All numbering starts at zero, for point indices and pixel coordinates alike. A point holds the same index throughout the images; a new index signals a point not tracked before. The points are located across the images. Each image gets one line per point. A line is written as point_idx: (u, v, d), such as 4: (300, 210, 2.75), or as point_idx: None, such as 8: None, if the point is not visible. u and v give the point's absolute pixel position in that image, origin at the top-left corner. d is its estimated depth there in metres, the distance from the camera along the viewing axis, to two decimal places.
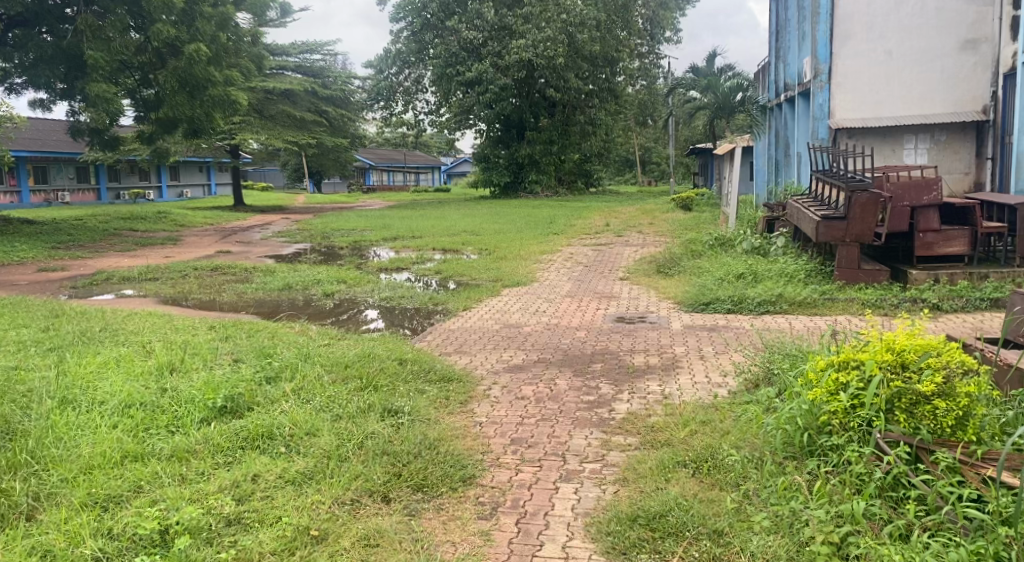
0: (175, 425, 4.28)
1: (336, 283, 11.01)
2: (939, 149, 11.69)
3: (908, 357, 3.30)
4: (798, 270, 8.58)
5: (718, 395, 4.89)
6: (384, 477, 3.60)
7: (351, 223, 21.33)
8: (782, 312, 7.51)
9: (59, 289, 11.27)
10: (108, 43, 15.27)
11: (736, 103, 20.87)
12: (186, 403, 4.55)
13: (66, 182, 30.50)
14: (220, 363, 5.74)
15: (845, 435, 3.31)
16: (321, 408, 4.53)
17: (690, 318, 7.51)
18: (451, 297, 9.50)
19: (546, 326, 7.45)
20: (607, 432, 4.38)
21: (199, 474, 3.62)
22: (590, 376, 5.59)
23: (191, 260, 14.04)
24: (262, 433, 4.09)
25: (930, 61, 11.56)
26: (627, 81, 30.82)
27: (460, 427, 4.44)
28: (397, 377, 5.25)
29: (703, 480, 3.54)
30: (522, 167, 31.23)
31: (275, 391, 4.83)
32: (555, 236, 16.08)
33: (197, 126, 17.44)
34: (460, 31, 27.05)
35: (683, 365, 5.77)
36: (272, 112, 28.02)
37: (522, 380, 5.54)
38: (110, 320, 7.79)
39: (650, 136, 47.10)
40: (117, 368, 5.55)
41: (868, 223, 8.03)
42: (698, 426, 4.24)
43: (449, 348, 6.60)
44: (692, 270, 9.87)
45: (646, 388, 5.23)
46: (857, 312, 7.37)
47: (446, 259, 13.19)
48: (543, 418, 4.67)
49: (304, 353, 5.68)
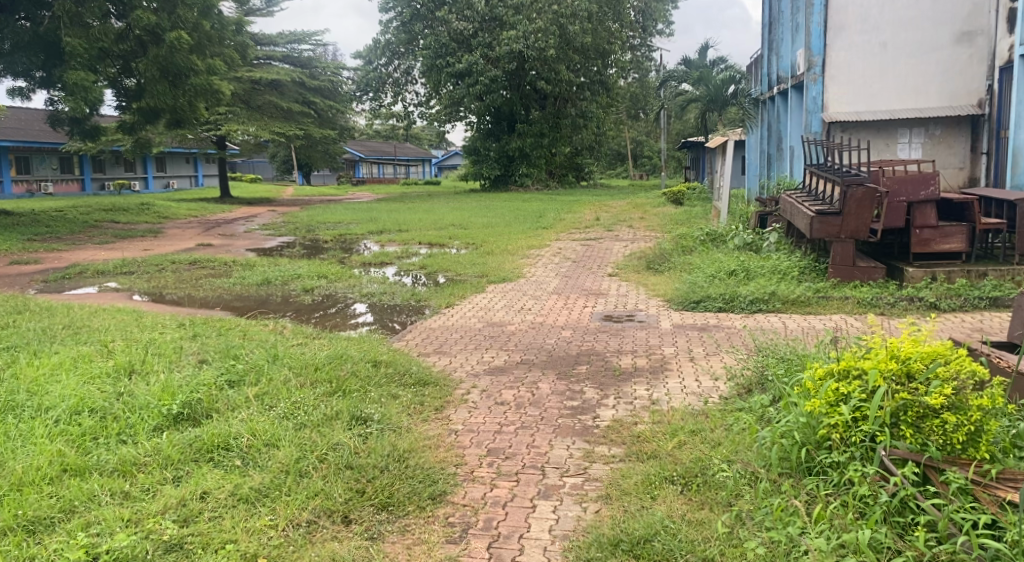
0: (124, 435, 3.99)
1: (317, 278, 10.69)
2: (933, 144, 11.44)
3: (914, 365, 3.02)
4: (791, 267, 8.31)
5: (710, 402, 4.61)
6: (346, 494, 3.33)
7: (337, 215, 20.93)
8: (775, 311, 7.25)
9: (30, 282, 10.93)
10: (87, 30, 14.90)
11: (728, 97, 20.62)
12: (139, 410, 4.27)
13: (49, 173, 29.98)
14: (184, 364, 5.44)
15: (846, 451, 3.03)
16: (284, 415, 4.22)
17: (680, 317, 7.24)
18: (434, 293, 9.20)
19: (531, 325, 7.15)
20: (590, 441, 4.11)
21: (144, 491, 3.34)
22: (575, 379, 5.30)
23: (170, 254, 13.69)
24: (218, 443, 3.80)
25: (925, 54, 11.35)
26: (619, 74, 30.55)
27: (434, 436, 4.15)
28: (370, 381, 4.95)
29: (692, 499, 3.26)
30: (513, 160, 30.80)
31: (237, 395, 4.53)
32: (543, 231, 15.80)
33: (179, 116, 17.04)
34: (450, 22, 26.90)
35: (673, 368, 5.51)
36: (259, 103, 27.62)
37: (503, 383, 5.25)
38: (74, 317, 7.45)
39: (642, 129, 46.89)
40: (73, 369, 5.25)
41: (864, 218, 7.77)
42: (688, 436, 3.97)
43: (428, 348, 6.32)
44: (682, 267, 9.57)
45: (632, 393, 4.95)
46: (851, 311, 7.13)
47: (432, 254, 12.90)
48: (522, 426, 4.38)
49: (273, 353, 5.40)
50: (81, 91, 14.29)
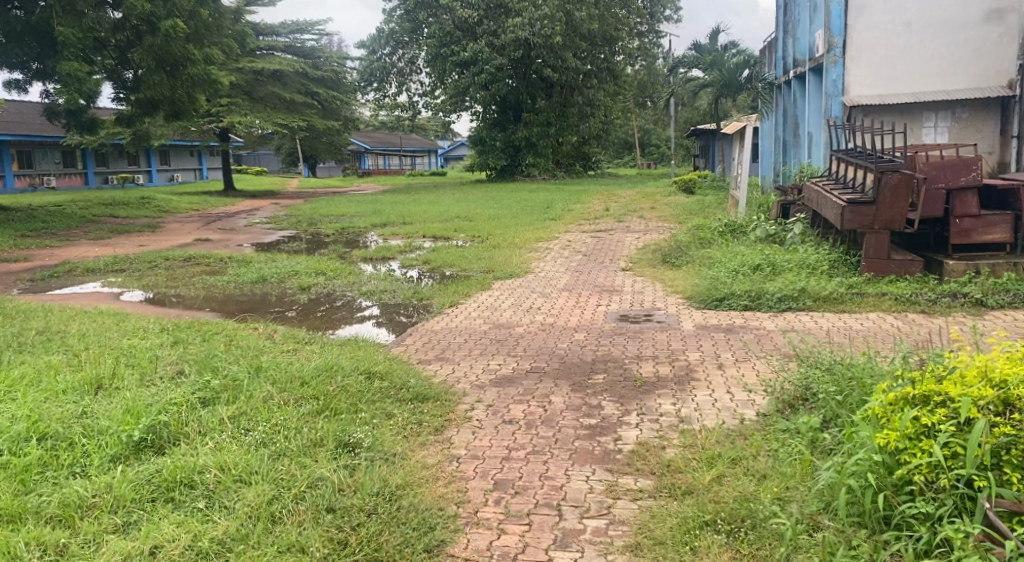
0: (78, 467, 3.47)
1: (314, 275, 10.17)
2: (960, 127, 10.80)
3: (1017, 392, 2.51)
4: (820, 261, 7.72)
5: (747, 421, 4.04)
6: (325, 548, 2.81)
7: (340, 209, 20.40)
8: (806, 309, 6.67)
9: (16, 282, 10.42)
10: (80, 19, 14.28)
11: (742, 82, 19.73)
12: (98, 435, 3.75)
13: (50, 167, 29.54)
14: (158, 376, 4.91)
15: (936, 500, 2.50)
16: (262, 443, 3.68)
17: (703, 316, 6.67)
18: (437, 291, 8.58)
19: (540, 326, 6.59)
20: (613, 471, 3.55)
21: (85, 545, 2.83)
22: (592, 391, 4.74)
23: (164, 249, 13.16)
24: (181, 479, 3.26)
25: (952, 33, 10.70)
26: (626, 62, 29.91)
27: (432, 465, 3.61)
28: (362, 398, 4.41)
29: (739, 554, 2.75)
30: (519, 150, 30.15)
31: (210, 416, 3.99)
32: (551, 223, 15.19)
33: (178, 108, 16.50)
34: (455, 10, 26.21)
35: (699, 378, 4.92)
36: (261, 94, 26.99)
37: (511, 397, 4.69)
38: (52, 322, 6.94)
39: (649, 117, 46.35)
40: (33, 384, 4.74)
41: (899, 207, 7.13)
42: (728, 466, 3.42)
43: (428, 354, 5.76)
44: (701, 261, 8.97)
45: (657, 408, 4.39)
46: (888, 309, 6.53)
47: (436, 247, 12.32)
48: (534, 450, 3.83)
49: (256, 366, 4.83)
50: (74, 82, 13.75)
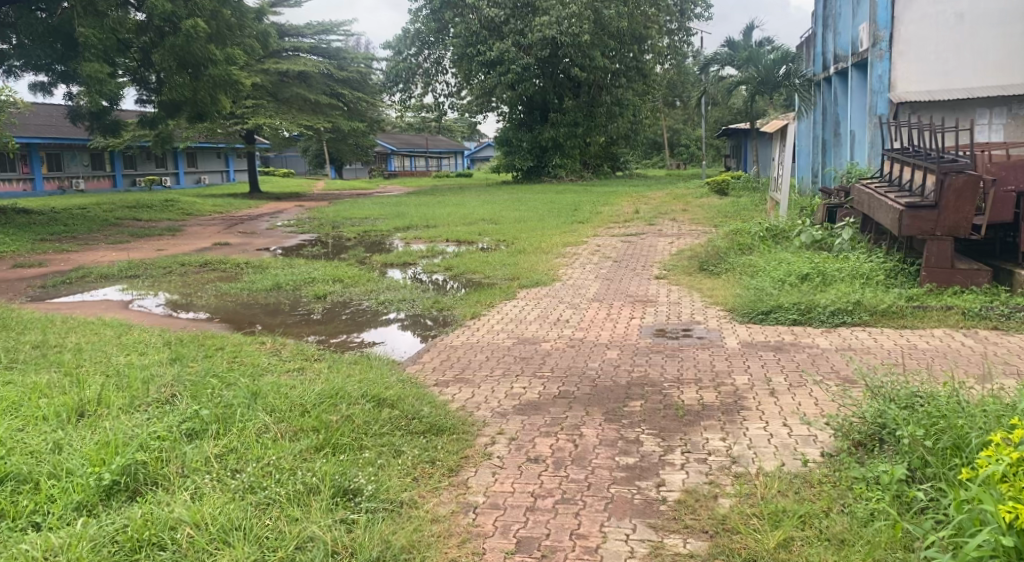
0: (36, 518, 3.00)
1: (331, 282, 9.67)
2: (1016, 125, 10.06)
3: None
4: (874, 270, 7.08)
5: (811, 463, 3.48)
6: None
7: (364, 211, 20.02)
8: (863, 325, 6.06)
9: (26, 289, 10.07)
10: (102, 19, 13.91)
11: (778, 79, 18.90)
12: (65, 475, 3.28)
13: (80, 170, 29.56)
14: (148, 402, 4.44)
15: None
16: (250, 487, 3.19)
17: (748, 332, 6.08)
18: (458, 301, 8.05)
19: (569, 343, 6.04)
20: (656, 528, 3.00)
21: None
22: (628, 422, 4.19)
23: (182, 254, 12.79)
24: (151, 537, 2.79)
25: (1009, 25, 10.01)
26: (655, 60, 29.18)
27: (444, 518, 3.10)
28: (368, 431, 3.89)
29: None
30: (546, 150, 29.68)
31: (195, 453, 3.50)
32: (580, 226, 14.60)
33: (200, 110, 16.15)
34: (482, 9, 25.61)
35: (750, 407, 4.35)
36: (287, 96, 26.56)
37: (537, 428, 4.15)
38: (52, 335, 6.53)
39: (678, 117, 45.51)
40: (9, 408, 4.30)
41: (964, 212, 6.45)
42: (796, 527, 2.87)
43: (447, 375, 5.24)
44: (742, 269, 8.36)
45: (705, 445, 3.82)
46: (956, 325, 5.90)
47: (459, 252, 11.81)
48: (562, 499, 3.28)
49: (252, 390, 4.31)
50: (95, 84, 13.39)
